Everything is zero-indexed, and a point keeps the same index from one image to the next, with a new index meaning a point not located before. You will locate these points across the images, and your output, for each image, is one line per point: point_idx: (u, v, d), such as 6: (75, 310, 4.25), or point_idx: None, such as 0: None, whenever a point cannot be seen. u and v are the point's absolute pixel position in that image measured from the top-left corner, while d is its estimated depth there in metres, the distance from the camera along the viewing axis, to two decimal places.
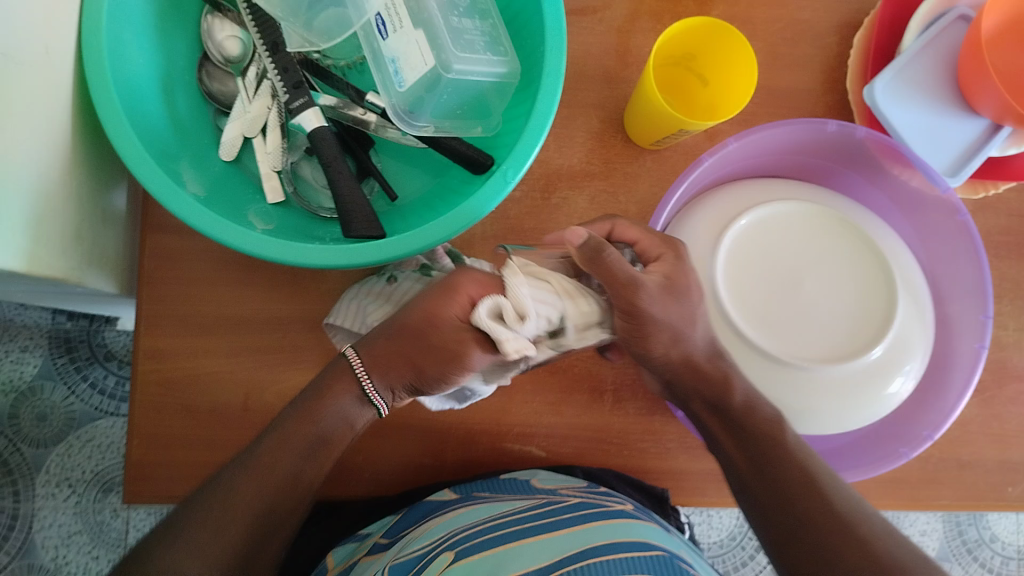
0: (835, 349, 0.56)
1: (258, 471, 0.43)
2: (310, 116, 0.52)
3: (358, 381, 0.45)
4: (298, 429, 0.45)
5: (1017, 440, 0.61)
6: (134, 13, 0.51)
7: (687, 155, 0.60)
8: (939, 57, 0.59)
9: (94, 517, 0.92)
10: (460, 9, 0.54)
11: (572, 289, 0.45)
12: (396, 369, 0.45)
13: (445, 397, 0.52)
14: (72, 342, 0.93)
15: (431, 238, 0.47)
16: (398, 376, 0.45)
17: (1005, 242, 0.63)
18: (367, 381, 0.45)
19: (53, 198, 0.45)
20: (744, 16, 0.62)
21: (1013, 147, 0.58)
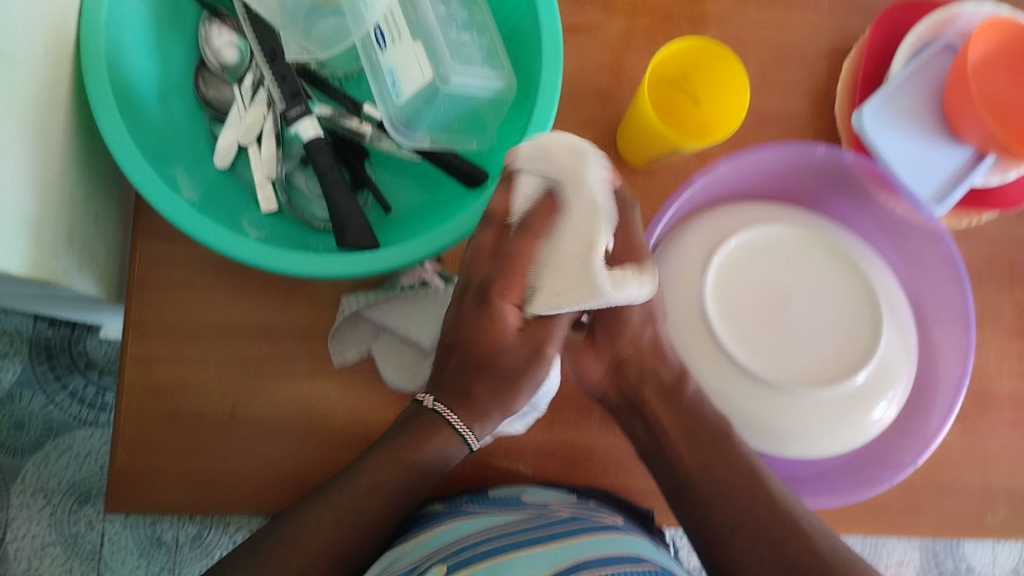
0: (821, 371, 0.57)
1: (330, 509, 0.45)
2: (307, 125, 0.52)
3: (455, 429, 0.48)
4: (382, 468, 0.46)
5: (996, 467, 0.62)
6: (131, 18, 0.51)
7: (680, 176, 0.61)
8: (926, 86, 0.60)
9: (69, 529, 0.90)
10: (459, 23, 0.55)
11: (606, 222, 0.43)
12: (482, 403, 0.48)
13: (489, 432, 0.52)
14: (52, 349, 0.91)
15: (412, 255, 0.47)
16: (489, 412, 0.48)
17: (986, 271, 0.64)
18: (464, 429, 0.48)
19: (47, 202, 0.45)
20: (735, 41, 0.63)
21: (997, 175, 0.59)
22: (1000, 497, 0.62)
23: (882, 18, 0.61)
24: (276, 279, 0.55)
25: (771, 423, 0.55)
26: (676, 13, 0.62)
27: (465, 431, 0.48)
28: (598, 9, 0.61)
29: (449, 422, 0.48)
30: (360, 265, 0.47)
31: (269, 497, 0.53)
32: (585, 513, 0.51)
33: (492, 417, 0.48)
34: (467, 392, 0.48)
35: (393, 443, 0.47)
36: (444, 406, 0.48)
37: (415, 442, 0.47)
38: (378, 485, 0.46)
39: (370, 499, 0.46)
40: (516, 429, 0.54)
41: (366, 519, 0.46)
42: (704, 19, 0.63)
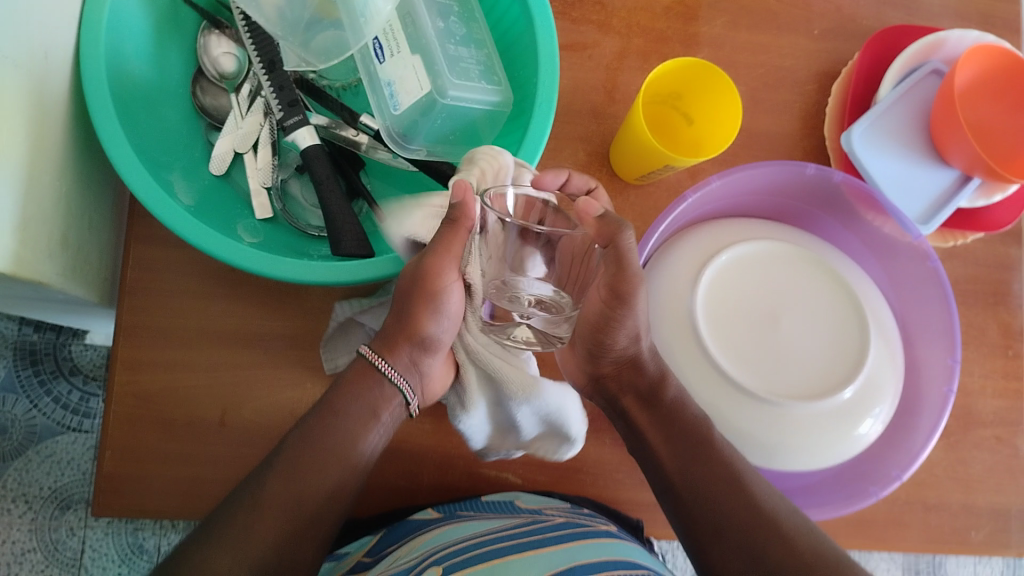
0: (809, 386, 0.57)
1: (281, 473, 0.42)
2: (304, 134, 0.53)
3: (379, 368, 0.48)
4: (314, 434, 0.45)
5: (981, 484, 0.63)
6: (133, 25, 0.52)
7: (671, 192, 0.62)
8: (912, 109, 0.61)
9: (50, 534, 0.89)
10: (456, 38, 0.55)
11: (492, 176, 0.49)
12: (400, 346, 0.48)
13: (490, 434, 0.53)
14: (37, 354, 0.91)
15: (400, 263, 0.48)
16: (405, 351, 0.48)
17: (971, 290, 0.65)
18: (383, 364, 0.48)
19: (42, 204, 0.45)
20: (726, 61, 0.64)
21: (981, 198, 0.60)
22: (985, 514, 0.62)
23: (871, 42, 0.63)
24: (269, 286, 0.55)
25: (759, 436, 0.55)
26: (669, 33, 0.63)
27: (391, 372, 0.48)
28: (593, 28, 0.62)
29: (374, 364, 0.48)
30: (352, 273, 0.47)
31: None
32: (579, 519, 0.51)
33: (411, 350, 0.48)
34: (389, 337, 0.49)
35: (320, 407, 0.46)
36: (372, 351, 0.48)
37: (341, 391, 0.46)
38: (315, 437, 0.44)
39: (305, 457, 0.43)
40: (558, 453, 0.55)
41: (313, 488, 0.43)
42: (697, 41, 0.64)
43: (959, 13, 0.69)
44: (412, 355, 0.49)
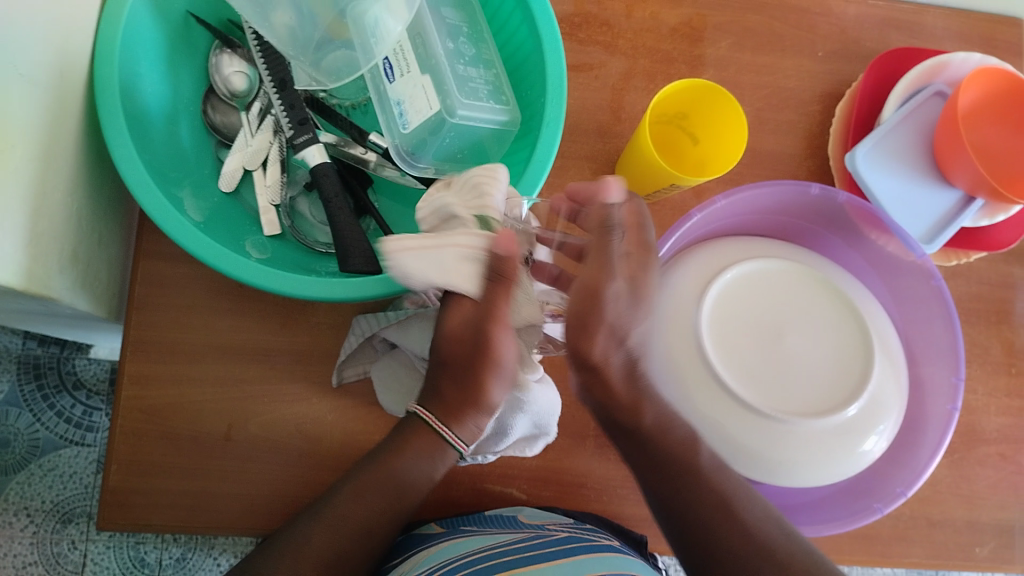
0: (813, 403, 0.57)
1: (328, 523, 0.44)
2: (314, 152, 0.53)
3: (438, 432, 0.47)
4: (377, 489, 0.46)
5: (986, 502, 0.63)
6: (147, 42, 0.52)
7: (676, 210, 0.62)
8: (915, 130, 0.62)
9: (50, 548, 0.89)
10: (466, 58, 0.56)
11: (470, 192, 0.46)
12: (465, 410, 0.47)
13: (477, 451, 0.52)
14: (41, 368, 0.91)
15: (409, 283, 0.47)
16: (469, 416, 0.47)
17: (975, 309, 0.65)
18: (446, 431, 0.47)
19: (53, 220, 0.45)
20: (731, 81, 0.65)
21: (985, 218, 0.61)
22: (989, 532, 0.62)
23: (875, 65, 0.63)
24: (276, 301, 0.55)
25: (764, 454, 0.55)
26: (674, 54, 0.64)
27: (455, 440, 0.47)
28: (599, 48, 0.63)
29: (432, 427, 0.47)
30: (361, 289, 0.47)
31: (261, 520, 0.53)
32: (582, 535, 0.51)
33: (472, 420, 0.47)
34: (446, 402, 0.47)
35: (375, 459, 0.47)
36: (427, 411, 0.47)
37: (400, 450, 0.47)
38: (365, 494, 0.46)
39: (356, 509, 0.45)
40: (523, 453, 0.55)
41: (359, 533, 0.45)
42: (703, 61, 0.65)
43: (961, 35, 0.70)
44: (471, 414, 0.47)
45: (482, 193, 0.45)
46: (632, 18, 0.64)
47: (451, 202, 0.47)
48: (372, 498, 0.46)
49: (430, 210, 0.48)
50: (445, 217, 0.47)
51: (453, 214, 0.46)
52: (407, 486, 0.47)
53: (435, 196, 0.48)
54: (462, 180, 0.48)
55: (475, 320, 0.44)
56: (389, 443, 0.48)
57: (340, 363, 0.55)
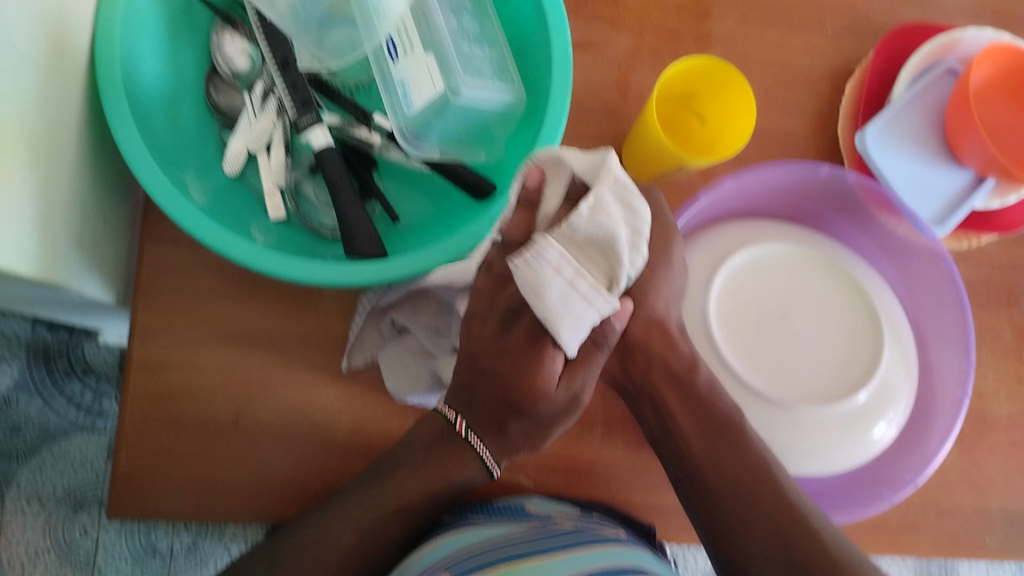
0: (822, 389, 0.57)
1: (349, 519, 0.47)
2: (318, 134, 0.53)
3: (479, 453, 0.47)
4: (406, 486, 0.48)
5: (993, 487, 0.63)
6: (148, 24, 0.52)
7: (684, 192, 0.62)
8: (926, 109, 0.61)
9: (63, 535, 0.90)
10: (470, 36, 0.55)
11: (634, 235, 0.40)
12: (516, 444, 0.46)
13: None
14: (50, 353, 0.91)
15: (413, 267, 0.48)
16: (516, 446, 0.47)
17: (986, 292, 0.65)
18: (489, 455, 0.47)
19: (59, 205, 0.45)
20: (740, 60, 0.64)
21: (997, 199, 0.60)
22: (997, 517, 0.62)
23: (885, 43, 0.62)
24: (282, 285, 0.55)
25: (773, 440, 0.55)
26: (682, 32, 0.63)
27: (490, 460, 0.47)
28: (606, 26, 0.62)
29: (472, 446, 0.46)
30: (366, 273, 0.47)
31: (271, 506, 0.53)
32: (589, 527, 0.51)
33: (521, 451, 0.47)
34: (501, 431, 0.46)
35: (415, 463, 0.48)
36: (484, 444, 0.46)
37: (439, 460, 0.47)
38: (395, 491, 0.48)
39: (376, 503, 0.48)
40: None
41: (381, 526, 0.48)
42: (710, 39, 0.64)
43: (974, 10, 0.68)
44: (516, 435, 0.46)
45: (638, 252, 0.41)
46: None
47: (621, 240, 0.39)
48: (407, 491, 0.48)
49: (594, 225, 0.39)
50: (594, 240, 0.39)
51: (612, 254, 0.40)
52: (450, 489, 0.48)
53: (607, 206, 0.39)
54: (631, 204, 0.40)
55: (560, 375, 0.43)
56: (428, 450, 0.48)
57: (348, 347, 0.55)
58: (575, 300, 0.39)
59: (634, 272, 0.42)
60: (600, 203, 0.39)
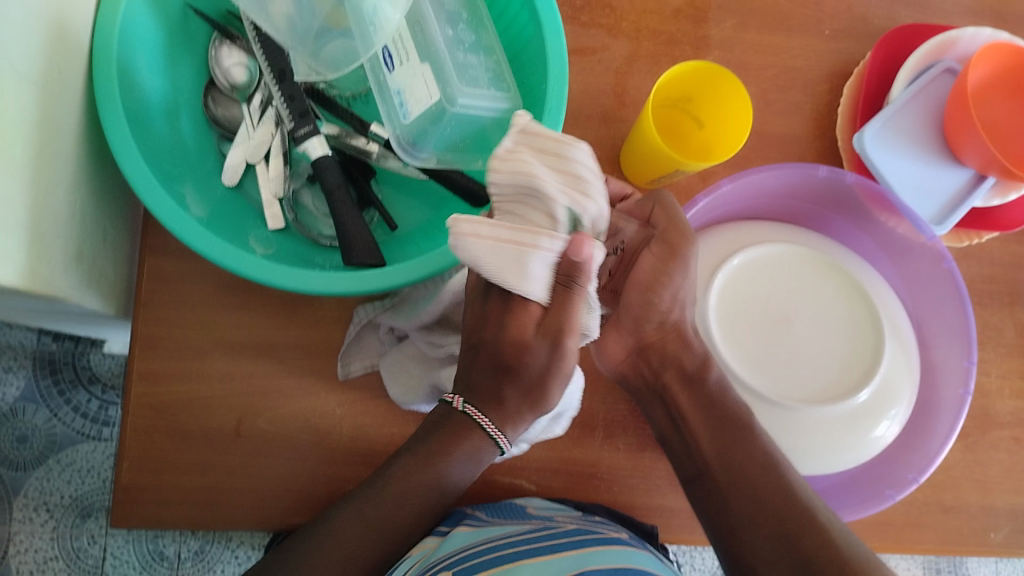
0: (824, 389, 0.57)
1: (364, 514, 0.45)
2: (316, 145, 0.53)
3: (477, 422, 0.46)
4: (409, 479, 0.46)
5: (1000, 485, 0.62)
6: (145, 37, 0.52)
7: (682, 194, 0.62)
8: (924, 109, 0.61)
9: (70, 543, 0.90)
10: (466, 45, 0.56)
11: (570, 171, 0.38)
12: (515, 413, 0.46)
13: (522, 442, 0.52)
14: (56, 363, 0.91)
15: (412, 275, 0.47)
16: (517, 415, 0.46)
17: (988, 291, 0.64)
18: (487, 422, 0.45)
19: (57, 219, 0.45)
20: (737, 63, 0.64)
21: (996, 198, 0.60)
22: (1004, 516, 0.62)
23: (882, 43, 0.62)
24: (280, 295, 0.55)
25: None
26: (678, 36, 0.63)
27: (490, 428, 0.46)
28: (602, 32, 0.62)
29: (472, 418, 0.46)
30: (366, 283, 0.47)
31: (272, 515, 0.53)
32: (590, 526, 0.51)
33: (525, 420, 0.46)
34: (497, 396, 0.45)
35: (423, 450, 0.46)
36: (477, 409, 0.46)
37: (443, 447, 0.46)
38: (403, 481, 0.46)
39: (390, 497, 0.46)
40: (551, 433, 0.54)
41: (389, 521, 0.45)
42: (707, 43, 0.64)
43: (971, 11, 0.68)
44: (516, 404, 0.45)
45: (580, 190, 0.38)
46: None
47: (546, 180, 0.37)
48: (411, 482, 0.46)
49: (511, 173, 0.37)
50: (524, 191, 0.38)
51: (543, 196, 0.37)
52: (451, 485, 0.47)
53: (519, 154, 0.37)
54: (551, 148, 0.38)
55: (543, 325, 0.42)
56: (436, 436, 0.46)
57: (341, 351, 0.55)
58: (508, 246, 0.37)
59: (587, 215, 0.39)
60: (512, 154, 0.38)
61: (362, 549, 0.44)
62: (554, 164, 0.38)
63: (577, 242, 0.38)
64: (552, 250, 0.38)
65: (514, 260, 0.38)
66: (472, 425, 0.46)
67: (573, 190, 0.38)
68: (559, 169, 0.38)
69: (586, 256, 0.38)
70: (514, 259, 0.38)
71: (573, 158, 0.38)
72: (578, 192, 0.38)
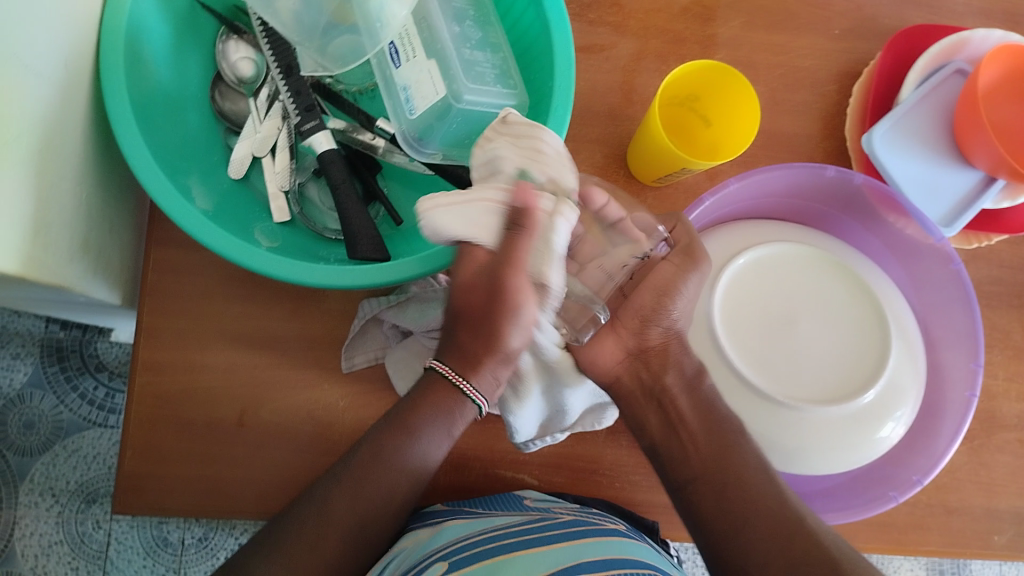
0: (828, 390, 0.57)
1: (348, 488, 0.47)
2: (321, 138, 0.53)
3: (455, 385, 0.48)
4: (381, 457, 0.47)
5: (1004, 488, 0.62)
6: (153, 31, 0.52)
7: (688, 193, 0.61)
8: (935, 110, 0.61)
9: (76, 528, 0.91)
10: (472, 42, 0.56)
11: (531, 144, 0.44)
12: (485, 370, 0.48)
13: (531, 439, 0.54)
14: (63, 351, 0.92)
15: (416, 269, 0.47)
16: (489, 372, 0.48)
17: (996, 292, 0.64)
18: (464, 384, 0.48)
19: (64, 210, 0.46)
20: (745, 61, 0.64)
21: (1006, 200, 0.59)
22: (1008, 519, 0.62)
23: (892, 44, 0.62)
24: (283, 288, 0.56)
25: (777, 441, 0.55)
26: (686, 34, 0.63)
27: (465, 385, 0.48)
28: (609, 30, 0.62)
29: (449, 379, 0.48)
30: (368, 276, 0.47)
31: (274, 505, 0.53)
32: (587, 517, 0.51)
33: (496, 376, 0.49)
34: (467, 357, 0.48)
35: (393, 419, 0.49)
36: (445, 364, 0.49)
37: (416, 409, 0.48)
38: (381, 454, 0.48)
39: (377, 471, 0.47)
40: (557, 437, 0.55)
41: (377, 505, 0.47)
42: (715, 42, 0.63)
43: (983, 12, 0.68)
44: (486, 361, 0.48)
45: (536, 156, 0.44)
46: None
47: (502, 151, 0.44)
48: (387, 454, 0.48)
49: (481, 153, 0.45)
50: (490, 163, 0.45)
51: (501, 163, 0.44)
52: (415, 466, 0.48)
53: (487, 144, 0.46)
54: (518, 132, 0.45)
55: (489, 269, 0.43)
56: (407, 399, 0.49)
57: (347, 343, 0.55)
58: (463, 200, 0.42)
59: (541, 175, 0.44)
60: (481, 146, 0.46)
61: (351, 532, 0.46)
62: (516, 141, 0.45)
63: (522, 191, 0.42)
64: (503, 202, 0.43)
65: (466, 209, 0.42)
66: (452, 389, 0.48)
67: (529, 157, 0.44)
68: (520, 143, 0.44)
69: (528, 206, 0.42)
70: (466, 209, 0.42)
71: (536, 135, 0.45)
72: (534, 159, 0.44)
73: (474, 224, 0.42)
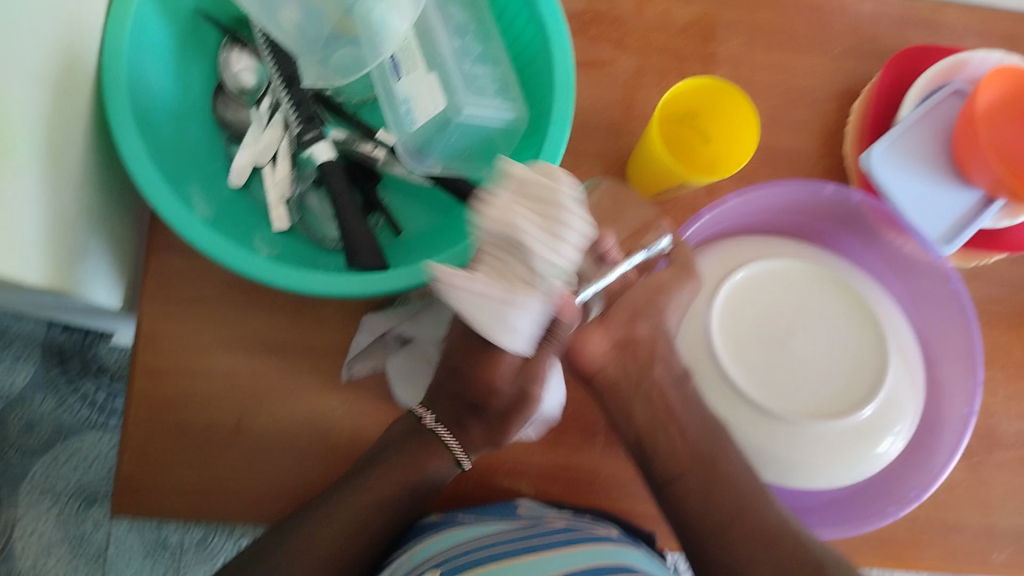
0: (827, 406, 0.56)
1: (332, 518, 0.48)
2: (321, 149, 0.53)
3: (441, 438, 0.51)
4: (376, 494, 0.50)
5: (1003, 507, 0.61)
6: (155, 39, 0.53)
7: (687, 207, 0.62)
8: (933, 129, 0.61)
9: (76, 527, 0.90)
10: (473, 56, 0.56)
11: (547, 217, 0.34)
12: (480, 437, 0.51)
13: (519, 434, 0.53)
14: (66, 352, 0.91)
15: (413, 278, 0.47)
16: (481, 437, 0.51)
17: (995, 311, 0.64)
18: (449, 438, 0.51)
19: (65, 212, 0.46)
20: (745, 78, 0.64)
21: (1006, 219, 0.60)
22: (1008, 538, 0.61)
23: (892, 64, 0.62)
24: (280, 296, 0.55)
25: (775, 456, 0.54)
26: (687, 51, 0.63)
27: (453, 444, 0.51)
28: (611, 45, 0.62)
29: (434, 431, 0.51)
30: (363, 287, 0.47)
31: (269, 512, 0.54)
32: (579, 525, 0.50)
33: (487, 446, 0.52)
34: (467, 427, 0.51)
35: (399, 454, 0.50)
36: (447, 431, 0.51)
37: (409, 455, 0.50)
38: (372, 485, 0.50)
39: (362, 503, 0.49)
40: (528, 437, 0.54)
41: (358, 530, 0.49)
42: (716, 59, 0.64)
43: (981, 33, 0.68)
44: (481, 436, 0.51)
45: (558, 230, 0.34)
46: (645, 14, 0.63)
47: (526, 232, 0.34)
48: (385, 487, 0.49)
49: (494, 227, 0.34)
50: (505, 243, 0.35)
51: (523, 254, 0.34)
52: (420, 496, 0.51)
53: (509, 209, 0.35)
54: (539, 196, 0.35)
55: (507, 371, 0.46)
56: (407, 442, 0.51)
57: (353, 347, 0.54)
58: (494, 302, 0.35)
59: (568, 257, 0.35)
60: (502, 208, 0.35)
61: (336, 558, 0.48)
62: (527, 214, 0.34)
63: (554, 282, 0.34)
64: (543, 303, 0.36)
65: (501, 319, 0.35)
66: (440, 447, 0.51)
67: (558, 235, 0.34)
68: (538, 218, 0.34)
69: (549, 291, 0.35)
70: (503, 318, 0.35)
71: (553, 202, 0.35)
72: (555, 232, 0.34)
73: (512, 330, 0.37)
